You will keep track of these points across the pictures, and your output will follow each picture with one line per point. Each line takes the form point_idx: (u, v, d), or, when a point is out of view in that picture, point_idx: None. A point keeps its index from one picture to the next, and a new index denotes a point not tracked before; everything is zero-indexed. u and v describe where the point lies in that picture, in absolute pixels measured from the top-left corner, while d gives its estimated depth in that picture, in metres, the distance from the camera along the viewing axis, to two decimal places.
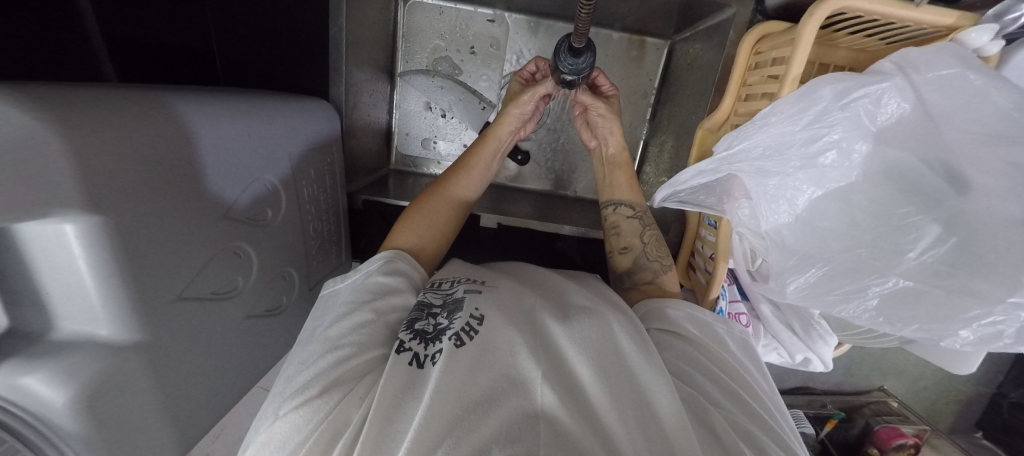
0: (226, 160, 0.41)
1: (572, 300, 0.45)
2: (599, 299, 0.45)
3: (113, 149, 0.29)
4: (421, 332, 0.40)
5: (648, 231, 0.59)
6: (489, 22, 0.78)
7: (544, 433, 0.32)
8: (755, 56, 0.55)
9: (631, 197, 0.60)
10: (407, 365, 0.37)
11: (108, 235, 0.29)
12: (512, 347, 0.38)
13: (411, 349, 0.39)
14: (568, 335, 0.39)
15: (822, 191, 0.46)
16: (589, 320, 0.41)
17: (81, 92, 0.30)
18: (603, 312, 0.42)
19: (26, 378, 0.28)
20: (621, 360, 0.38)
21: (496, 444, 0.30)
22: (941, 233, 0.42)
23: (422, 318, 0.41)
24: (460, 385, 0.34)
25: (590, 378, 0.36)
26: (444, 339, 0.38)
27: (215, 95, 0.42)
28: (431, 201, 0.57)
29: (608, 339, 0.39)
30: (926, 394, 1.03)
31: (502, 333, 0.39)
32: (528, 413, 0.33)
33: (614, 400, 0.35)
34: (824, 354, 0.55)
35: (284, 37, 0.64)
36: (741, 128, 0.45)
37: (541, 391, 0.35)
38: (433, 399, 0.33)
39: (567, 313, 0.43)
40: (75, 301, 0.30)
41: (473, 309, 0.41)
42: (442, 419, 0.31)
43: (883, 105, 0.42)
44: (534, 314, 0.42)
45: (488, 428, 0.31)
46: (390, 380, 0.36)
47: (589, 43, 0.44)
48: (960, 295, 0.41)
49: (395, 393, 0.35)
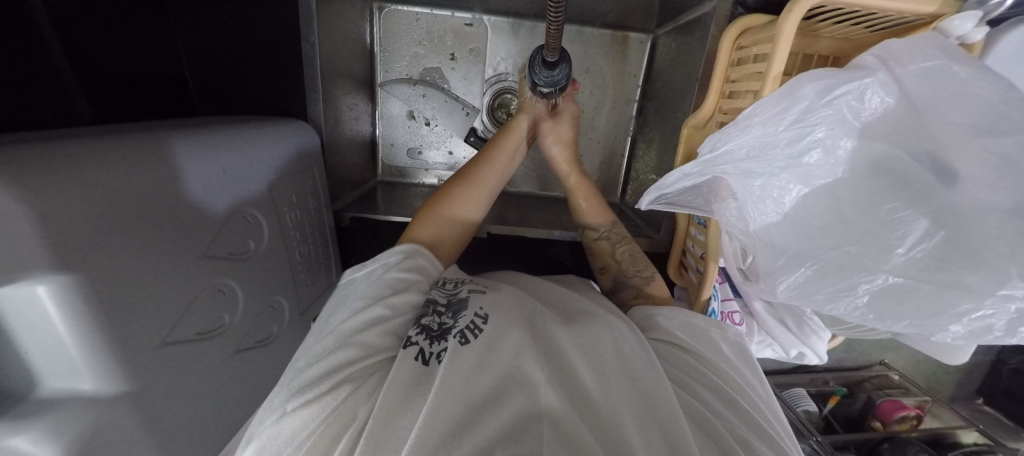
0: (201, 197, 0.41)
1: (573, 306, 0.45)
2: (600, 306, 0.46)
3: (76, 204, 0.29)
4: (427, 329, 0.39)
5: (619, 247, 0.61)
6: (467, 25, 0.76)
7: (546, 433, 0.31)
8: (736, 51, 0.54)
9: (596, 219, 0.62)
10: (412, 360, 0.37)
11: (82, 292, 0.29)
12: (517, 348, 0.37)
13: (417, 344, 0.38)
14: (574, 339, 0.39)
15: (809, 189, 0.45)
16: (592, 322, 0.41)
17: (44, 149, 0.29)
18: (608, 316, 0.43)
19: (14, 439, 0.28)
20: (625, 365, 0.38)
21: (498, 444, 0.29)
22: (928, 226, 0.41)
23: (428, 314, 0.41)
24: (463, 383, 0.33)
25: (590, 378, 0.36)
26: (450, 338, 0.37)
27: (182, 131, 0.41)
28: (447, 193, 0.55)
29: (613, 344, 0.40)
30: (926, 365, 1.04)
31: (507, 333, 0.38)
32: (528, 412, 0.32)
33: (613, 399, 0.35)
34: (818, 348, 0.56)
35: (256, 58, 0.62)
36: (724, 130, 0.45)
37: (545, 391, 0.34)
38: (438, 397, 0.32)
39: (569, 318, 0.43)
40: (56, 359, 0.30)
41: (478, 308, 0.41)
42: (446, 418, 0.31)
43: (867, 101, 0.41)
44: (537, 316, 0.41)
45: (489, 428, 0.30)
46: (397, 376, 0.35)
47: (563, 54, 0.43)
48: (950, 289, 0.41)
49: (400, 393, 0.34)
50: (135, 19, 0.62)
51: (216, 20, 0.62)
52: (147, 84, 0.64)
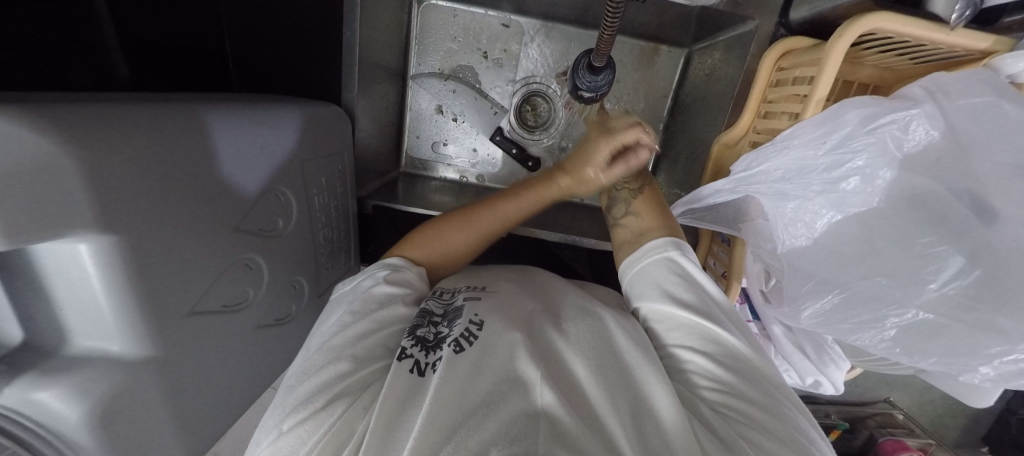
0: (236, 168, 0.41)
1: (561, 304, 0.45)
2: (592, 300, 0.45)
3: (119, 165, 0.29)
4: (422, 340, 0.39)
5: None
6: (503, 26, 0.77)
7: (543, 433, 0.30)
8: (777, 72, 0.54)
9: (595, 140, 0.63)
10: (408, 373, 0.36)
11: (121, 252, 0.29)
12: (512, 351, 0.36)
13: (412, 356, 0.37)
14: (567, 346, 0.38)
15: (842, 216, 0.45)
16: (583, 320, 0.41)
17: (97, 110, 0.30)
18: (597, 310, 0.42)
19: (40, 393, 0.28)
20: (619, 364, 0.37)
21: (495, 445, 0.29)
22: (963, 263, 0.40)
23: (423, 325, 0.40)
24: (459, 390, 0.33)
25: (587, 381, 0.35)
26: (444, 347, 0.37)
27: (224, 104, 0.42)
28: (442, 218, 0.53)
29: (604, 339, 0.39)
30: (933, 407, 1.02)
31: (502, 339, 0.37)
32: (528, 414, 0.32)
33: (612, 397, 0.34)
34: (835, 378, 0.55)
35: (296, 42, 0.63)
36: (761, 150, 0.45)
37: (540, 392, 0.33)
38: (432, 406, 0.31)
39: (560, 319, 0.42)
40: (89, 317, 0.30)
41: (472, 315, 0.40)
42: (441, 423, 0.30)
43: (911, 132, 0.41)
44: (533, 320, 0.41)
45: (487, 430, 0.30)
46: (394, 386, 0.34)
47: (609, 61, 0.43)
48: (982, 331, 0.40)
49: (396, 401, 0.33)
50: None
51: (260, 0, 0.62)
52: (188, 58, 0.65)
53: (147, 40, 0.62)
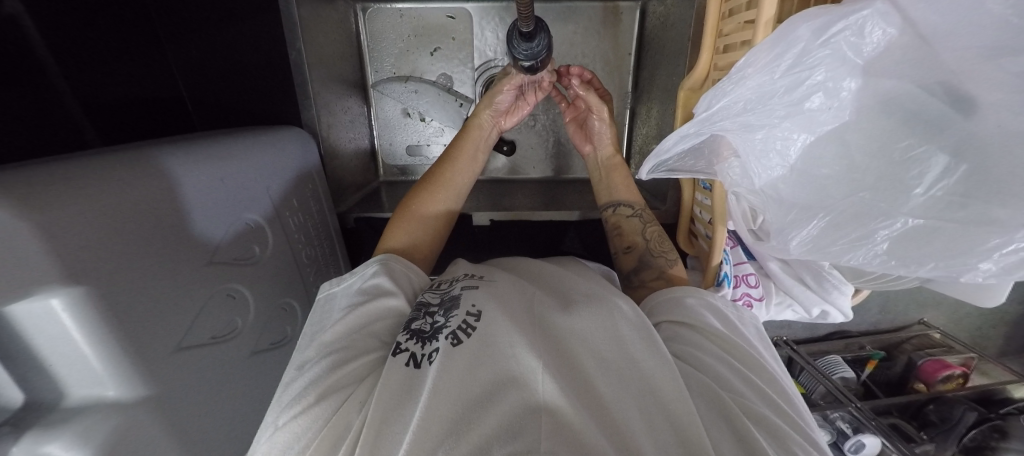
0: (207, 204, 0.43)
1: (569, 291, 0.43)
2: (598, 286, 0.44)
3: (81, 221, 0.30)
4: (417, 332, 0.39)
5: (650, 226, 0.59)
6: (450, 18, 0.76)
7: (545, 426, 0.29)
8: (727, 2, 0.50)
9: (630, 197, 0.62)
10: (403, 366, 0.36)
11: (94, 302, 0.30)
12: (509, 336, 0.36)
13: (407, 350, 0.38)
14: (570, 328, 0.38)
15: (814, 136, 0.43)
16: (589, 306, 0.40)
17: (49, 170, 0.31)
18: (609, 298, 0.41)
19: (46, 446, 0.29)
20: (624, 350, 0.36)
21: (496, 442, 0.28)
22: (948, 161, 0.39)
23: (419, 318, 0.41)
24: (459, 383, 0.33)
25: (593, 371, 0.35)
26: (440, 338, 0.37)
27: (182, 144, 0.43)
28: (417, 201, 0.57)
29: (607, 329, 0.38)
30: (969, 321, 0.98)
31: (502, 328, 0.36)
32: (527, 406, 0.31)
33: (616, 391, 0.34)
34: (841, 304, 0.54)
35: (243, 71, 0.63)
36: (718, 85, 0.42)
37: (541, 381, 0.32)
38: (431, 400, 0.31)
39: (567, 302, 0.41)
40: (78, 368, 0.31)
41: (470, 306, 0.40)
42: (441, 420, 0.30)
43: (867, 35, 0.37)
44: (534, 307, 0.40)
45: (488, 424, 0.29)
46: (387, 383, 0.35)
47: (539, 23, 0.43)
48: (979, 225, 0.39)
49: (392, 397, 0.33)
50: (123, 45, 0.62)
51: (205, 39, 0.63)
52: (155, 109, 0.67)
53: (109, 98, 0.62)
